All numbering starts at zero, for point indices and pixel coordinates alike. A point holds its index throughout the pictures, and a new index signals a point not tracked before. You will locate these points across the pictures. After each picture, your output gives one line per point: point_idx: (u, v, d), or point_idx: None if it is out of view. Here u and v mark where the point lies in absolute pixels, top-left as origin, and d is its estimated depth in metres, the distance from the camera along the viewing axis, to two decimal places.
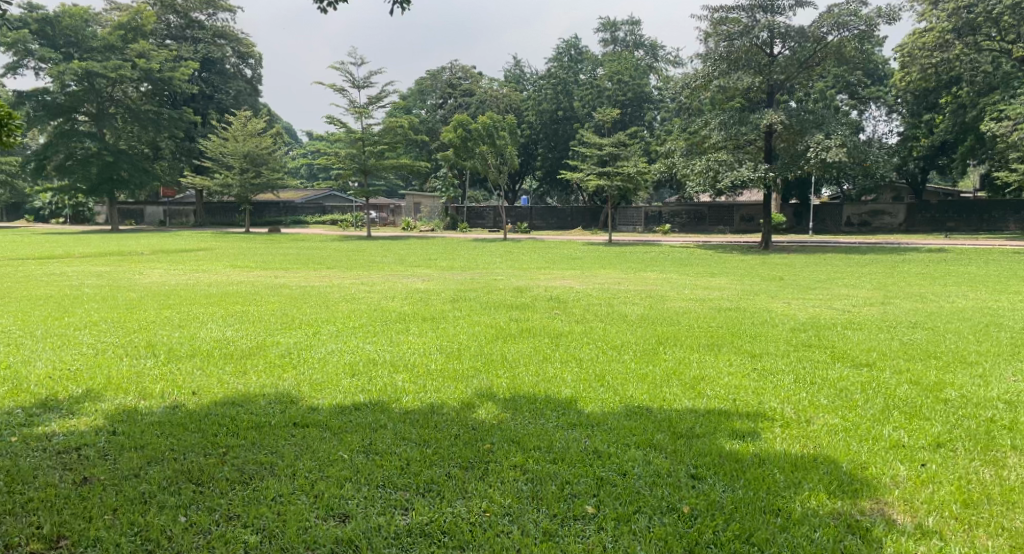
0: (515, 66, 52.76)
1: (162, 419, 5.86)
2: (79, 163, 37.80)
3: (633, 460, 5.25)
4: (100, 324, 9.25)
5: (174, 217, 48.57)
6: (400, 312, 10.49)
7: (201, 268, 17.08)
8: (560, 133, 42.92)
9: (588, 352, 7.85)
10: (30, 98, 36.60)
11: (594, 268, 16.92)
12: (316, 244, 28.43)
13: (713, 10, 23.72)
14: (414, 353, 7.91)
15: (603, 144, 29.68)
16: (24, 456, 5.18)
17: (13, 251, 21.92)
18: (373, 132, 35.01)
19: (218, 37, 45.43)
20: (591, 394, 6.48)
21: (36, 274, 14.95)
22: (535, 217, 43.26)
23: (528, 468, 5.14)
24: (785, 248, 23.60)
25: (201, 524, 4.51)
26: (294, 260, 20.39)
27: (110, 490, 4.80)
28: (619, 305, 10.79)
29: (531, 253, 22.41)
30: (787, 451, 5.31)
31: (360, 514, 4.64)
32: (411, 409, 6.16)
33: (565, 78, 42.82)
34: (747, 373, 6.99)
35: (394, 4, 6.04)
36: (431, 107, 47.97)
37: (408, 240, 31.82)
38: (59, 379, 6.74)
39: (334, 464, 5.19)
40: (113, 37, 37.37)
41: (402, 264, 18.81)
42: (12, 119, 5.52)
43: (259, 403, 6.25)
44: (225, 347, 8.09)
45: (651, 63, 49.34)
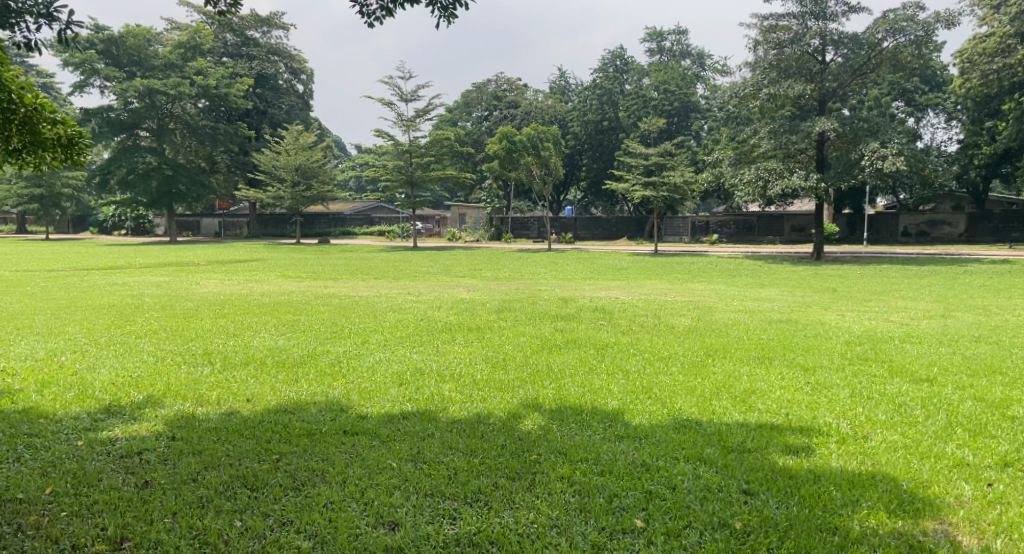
0: (560, 77, 52.89)
1: (218, 425, 6.01)
2: (140, 177, 38.81)
3: (682, 473, 5.20)
4: (160, 331, 9.58)
5: (228, 228, 49.80)
6: (446, 322, 10.58)
7: (253, 278, 17.53)
8: (605, 144, 42.57)
9: (634, 363, 7.79)
10: (96, 115, 38.00)
11: (641, 278, 16.88)
12: (364, 255, 28.98)
13: (763, 18, 23.45)
14: (459, 363, 7.97)
15: (649, 154, 29.45)
16: (91, 459, 5.36)
17: (79, 261, 22.87)
18: (420, 144, 35.30)
19: (273, 54, 46.61)
20: (638, 406, 6.44)
21: (102, 284, 15.55)
22: (579, 228, 43.10)
23: (575, 480, 5.12)
24: (838, 260, 23.09)
25: (256, 529, 4.60)
26: (343, 270, 20.75)
27: (170, 494, 4.92)
28: (665, 316, 10.70)
29: (576, 263, 22.43)
30: (844, 468, 5.20)
31: (409, 523, 4.68)
32: (458, 418, 6.21)
33: (610, 88, 42.81)
34: (799, 387, 6.87)
35: (440, 17, 6.12)
36: (477, 119, 48.37)
37: (453, 250, 32.05)
38: (122, 385, 6.95)
39: (383, 472, 5.26)
40: (173, 55, 38.61)
41: (448, 274, 19.01)
42: (83, 139, 5.82)
43: (310, 411, 6.37)
44: (277, 355, 8.28)
45: (698, 72, 49.02)
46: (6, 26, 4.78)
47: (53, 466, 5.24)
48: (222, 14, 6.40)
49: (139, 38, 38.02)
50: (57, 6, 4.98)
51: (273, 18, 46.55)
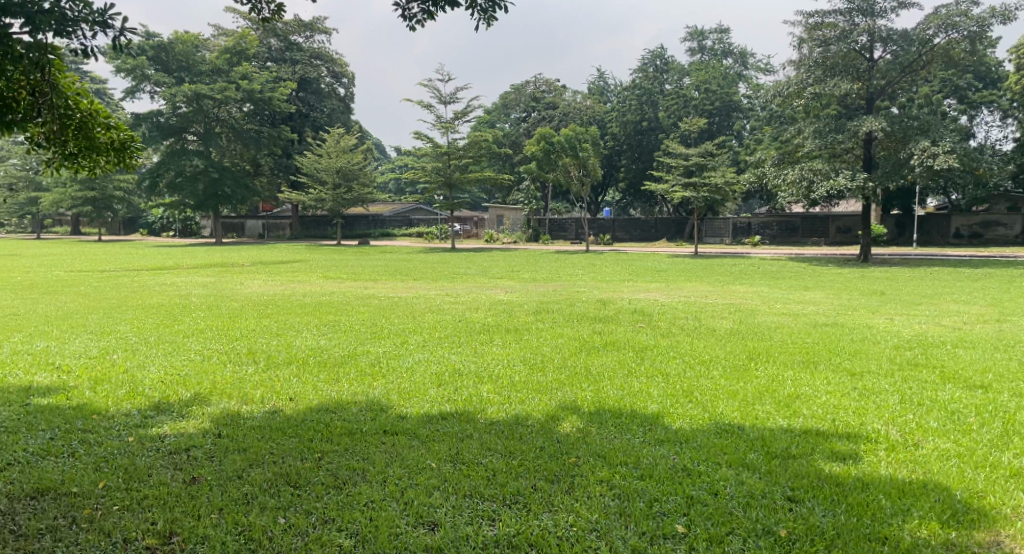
0: (599, 78, 52.71)
1: (262, 423, 6.12)
2: (188, 180, 39.67)
3: (725, 479, 5.13)
4: (206, 330, 9.79)
5: (271, 230, 50.68)
6: (484, 323, 10.60)
7: (296, 279, 17.82)
8: (644, 144, 42.28)
9: (674, 366, 7.72)
10: (145, 120, 39.47)
11: (681, 280, 16.73)
12: (403, 256, 29.23)
13: (808, 15, 23.09)
14: (498, 364, 7.98)
15: (690, 154, 29.14)
16: (141, 455, 5.49)
17: (129, 262, 23.52)
18: (458, 146, 35.43)
19: (315, 58, 47.29)
20: (679, 410, 6.38)
21: (151, 283, 15.92)
22: (617, 229, 42.89)
23: (615, 484, 5.10)
24: (885, 262, 22.60)
25: (299, 526, 4.65)
26: (383, 271, 20.96)
27: (216, 490, 5.01)
28: (706, 319, 10.58)
29: (614, 264, 22.31)
30: (892, 476, 5.09)
31: (449, 523, 4.70)
32: (496, 420, 6.22)
33: (650, 88, 42.53)
34: (846, 392, 6.74)
35: (480, 21, 6.11)
36: (515, 120, 48.56)
37: (491, 251, 32.09)
38: (171, 383, 7.11)
39: (423, 472, 5.29)
40: (220, 60, 39.39)
41: (486, 275, 19.09)
42: (135, 142, 6.01)
43: (351, 410, 6.44)
44: (318, 355, 8.38)
45: (739, 71, 48.46)
46: (63, 34, 4.90)
47: (105, 462, 5.37)
48: (266, 19, 6.49)
49: (187, 44, 38.91)
50: (113, 14, 5.09)
51: (316, 22, 47.22)
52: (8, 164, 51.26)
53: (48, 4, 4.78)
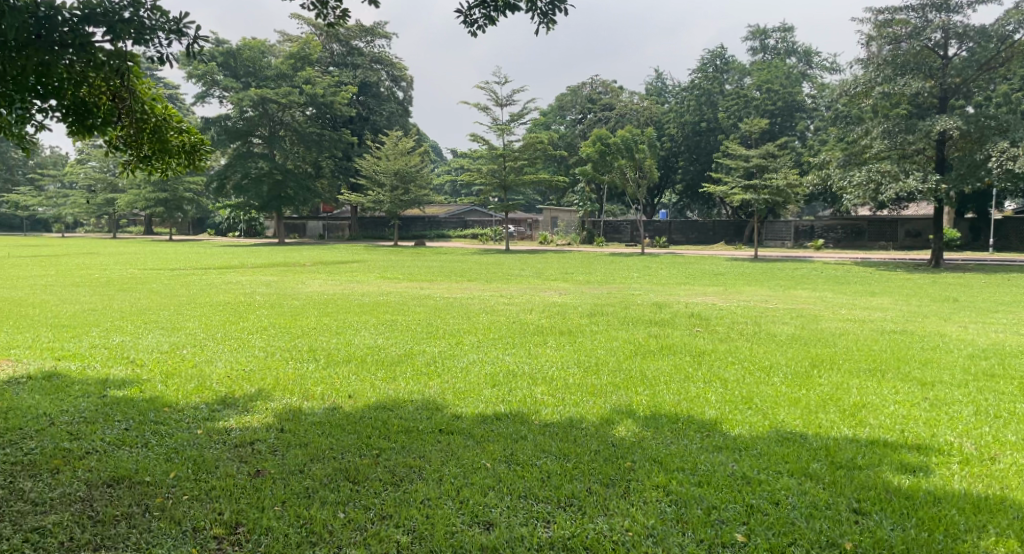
0: (657, 78, 52.26)
1: (323, 419, 6.26)
2: (253, 182, 40.75)
3: (786, 488, 5.05)
4: (269, 328, 10.05)
5: (331, 231, 51.74)
6: (538, 325, 10.64)
7: (354, 279, 18.12)
8: (702, 145, 41.77)
9: (733, 372, 7.62)
10: (214, 124, 40.48)
11: (741, 284, 16.47)
12: (459, 257, 29.43)
13: (877, 12, 22.58)
14: (552, 366, 7.99)
15: (750, 156, 28.58)
16: (209, 447, 5.69)
17: (197, 261, 24.27)
18: (514, 148, 35.53)
19: (375, 62, 48.06)
20: (737, 416, 6.30)
21: (217, 282, 16.41)
22: (674, 231, 42.46)
23: (671, 490, 5.06)
24: (956, 268, 21.82)
25: (358, 521, 4.74)
26: (439, 272, 21.14)
27: (279, 483, 5.16)
28: (766, 324, 10.42)
29: (670, 268, 22.09)
30: (966, 491, 4.94)
31: (504, 523, 4.74)
32: (551, 422, 6.24)
33: (709, 88, 41.91)
34: (916, 402, 6.55)
35: (540, 24, 6.15)
36: (571, 122, 48.62)
37: (545, 253, 32.04)
38: (236, 378, 7.34)
39: (478, 471, 5.34)
40: (285, 65, 40.35)
41: (541, 277, 19.10)
42: (205, 145, 6.18)
43: (407, 408, 6.54)
44: (375, 354, 8.51)
45: (804, 71, 47.39)
46: (141, 42, 5.12)
47: (175, 453, 5.57)
48: (332, 26, 6.64)
49: (254, 50, 40.06)
50: (187, 22, 5.28)
51: (377, 27, 48.03)
52: (86, 167, 53.54)
53: (128, 13, 4.99)
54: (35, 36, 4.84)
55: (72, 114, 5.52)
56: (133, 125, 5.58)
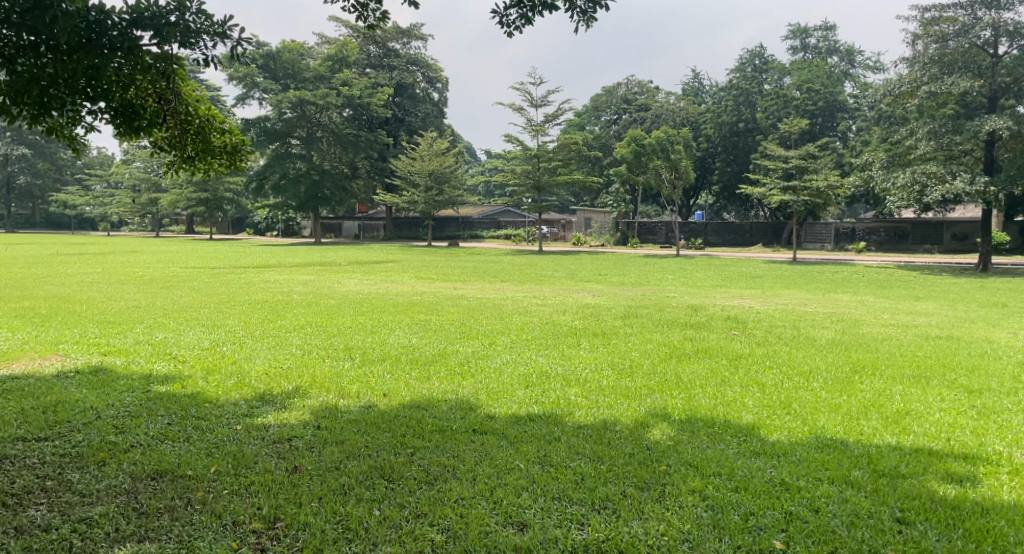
0: (694, 78, 51.80)
1: (358, 417, 6.32)
2: (291, 182, 41.29)
3: (827, 495, 4.97)
4: (306, 326, 10.17)
5: (366, 231, 52.21)
6: (571, 327, 10.60)
7: (389, 278, 18.25)
8: (740, 146, 41.30)
9: (771, 377, 7.51)
10: (254, 125, 41.06)
11: (778, 287, 16.26)
12: (492, 257, 29.47)
13: (923, 9, 22.18)
14: (585, 368, 7.96)
15: (790, 157, 28.15)
16: (248, 443, 5.77)
17: (236, 260, 24.66)
18: (549, 149, 35.49)
19: (411, 63, 48.37)
20: (776, 421, 6.22)
21: (255, 281, 16.65)
22: (710, 233, 41.96)
23: (707, 495, 5.02)
24: (1005, 273, 21.26)
25: (393, 518, 4.77)
26: (473, 272, 21.20)
27: (316, 479, 5.22)
28: (805, 328, 10.26)
29: (706, 270, 21.87)
30: (1016, 503, 4.82)
31: (538, 524, 4.74)
32: (584, 424, 6.22)
33: (747, 88, 41.40)
34: (962, 410, 6.41)
35: (577, 22, 6.15)
36: (606, 123, 48.46)
37: (577, 254, 31.95)
38: (274, 376, 7.45)
39: (512, 472, 5.35)
40: (323, 67, 40.79)
41: (574, 278, 19.07)
42: (246, 146, 6.30)
43: (441, 408, 6.58)
44: (410, 353, 8.57)
45: (846, 70, 46.59)
46: (186, 46, 5.22)
47: (215, 448, 5.67)
48: (370, 27, 6.70)
49: (293, 52, 40.67)
50: (231, 25, 5.37)
51: (414, 29, 48.34)
52: (130, 167, 54.69)
53: (174, 17, 5.10)
54: (86, 39, 5.03)
55: (119, 116, 5.64)
56: (176, 126, 5.70)
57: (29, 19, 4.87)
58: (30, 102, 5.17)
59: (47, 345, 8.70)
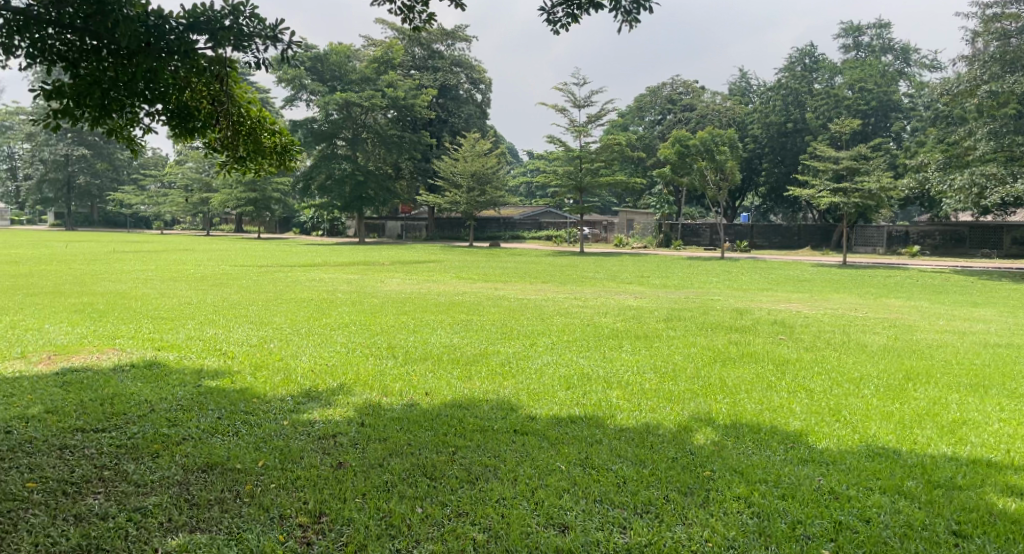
0: (741, 78, 51.10)
1: (401, 415, 6.37)
2: (336, 183, 41.84)
3: (878, 506, 4.86)
4: (351, 325, 10.28)
5: (409, 231, 52.67)
6: (613, 329, 10.54)
7: (431, 278, 18.35)
8: (789, 147, 40.61)
9: (820, 383, 7.37)
10: (302, 127, 42.30)
11: (827, 291, 15.93)
12: (534, 258, 29.43)
13: (984, 6, 21.58)
14: (627, 371, 7.90)
15: (840, 158, 27.58)
16: (295, 438, 5.86)
17: (284, 258, 25.09)
18: (591, 150, 35.36)
19: (455, 65, 48.64)
20: (824, 428, 6.10)
21: (301, 279, 16.91)
22: (756, 236, 41.31)
23: (753, 501, 4.94)
24: None
25: (435, 516, 4.79)
26: (515, 272, 21.20)
27: (360, 475, 5.27)
28: (855, 333, 10.02)
29: (752, 273, 21.54)
30: None
31: (580, 526, 4.71)
32: (626, 427, 6.17)
33: (796, 88, 40.68)
34: (1022, 422, 6.19)
35: (622, 22, 6.09)
36: (649, 124, 48.23)
37: (620, 256, 31.74)
38: (320, 372, 7.55)
39: (553, 474, 5.33)
40: (369, 70, 41.33)
41: (616, 280, 18.97)
42: (295, 147, 6.40)
43: (483, 407, 6.59)
44: (451, 353, 8.62)
45: (901, 69, 45.53)
46: (240, 49, 5.32)
47: (263, 442, 5.77)
48: (417, 30, 6.75)
49: (341, 55, 41.08)
50: (283, 28, 5.44)
51: (458, 30, 48.58)
52: (183, 168, 56.03)
53: (229, 21, 5.20)
54: (145, 42, 5.10)
55: (175, 118, 5.76)
56: (230, 128, 5.80)
57: (92, 24, 5.06)
58: (92, 105, 5.36)
59: (104, 339, 8.94)
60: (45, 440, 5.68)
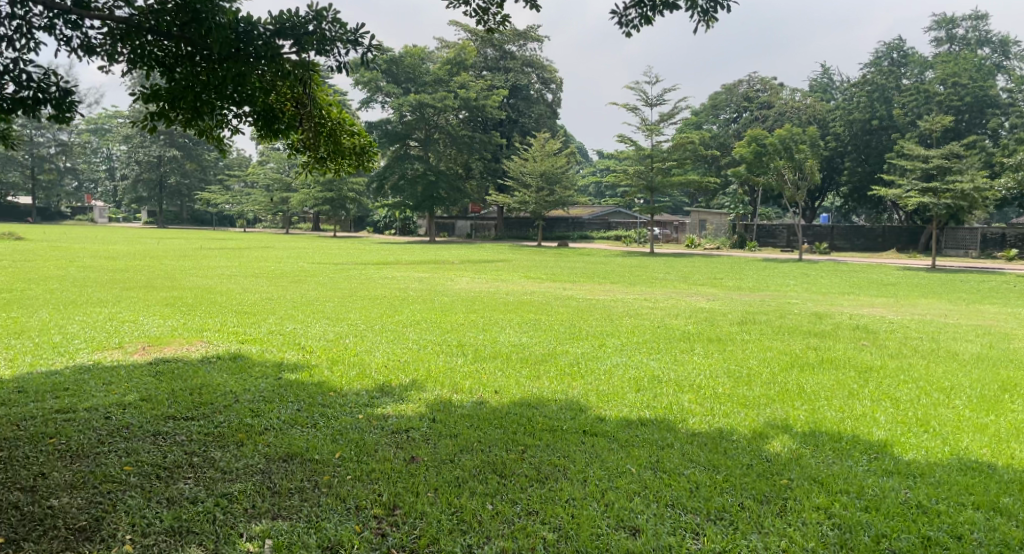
0: (824, 74, 49.57)
1: (471, 412, 6.38)
2: (408, 183, 42.52)
3: (971, 523, 4.61)
4: (422, 322, 10.38)
5: (478, 230, 53.05)
6: (685, 330, 10.35)
7: (500, 277, 18.39)
8: (873, 145, 39.10)
9: (907, 392, 7.04)
10: (376, 128, 42.90)
11: (913, 296, 15.30)
12: (604, 258, 29.21)
13: None
14: (700, 374, 7.73)
15: (931, 156, 26.38)
16: (369, 431, 5.94)
17: (358, 256, 25.61)
18: (663, 149, 34.86)
19: (527, 65, 48.82)
20: (911, 439, 5.82)
21: (374, 276, 17.26)
22: (837, 237, 39.99)
23: (834, 513, 4.75)
24: None
25: (505, 514, 4.77)
26: (585, 273, 21.09)
27: (432, 470, 5.30)
28: (945, 341, 9.55)
29: (833, 276, 20.89)
30: None
31: (651, 530, 4.61)
32: (699, 432, 6.04)
33: (883, 84, 39.36)
34: None
35: (698, 23, 5.95)
36: (724, 122, 47.73)
37: (692, 258, 31.27)
38: (392, 368, 7.65)
39: (623, 476, 5.25)
40: (442, 71, 41.91)
41: (688, 281, 18.70)
42: (373, 148, 6.52)
43: (552, 407, 6.54)
44: (521, 351, 8.62)
45: (998, 62, 43.40)
46: (323, 53, 5.43)
47: (339, 435, 5.87)
48: (490, 32, 6.75)
49: (415, 57, 41.80)
50: (363, 33, 5.52)
51: (530, 31, 48.63)
52: (265, 169, 57.77)
53: (312, 26, 5.30)
54: (235, 49, 5.22)
55: (261, 120, 5.92)
56: (311, 130, 5.93)
57: (187, 32, 5.24)
58: (186, 108, 5.62)
59: (193, 331, 9.31)
60: (139, 426, 5.91)
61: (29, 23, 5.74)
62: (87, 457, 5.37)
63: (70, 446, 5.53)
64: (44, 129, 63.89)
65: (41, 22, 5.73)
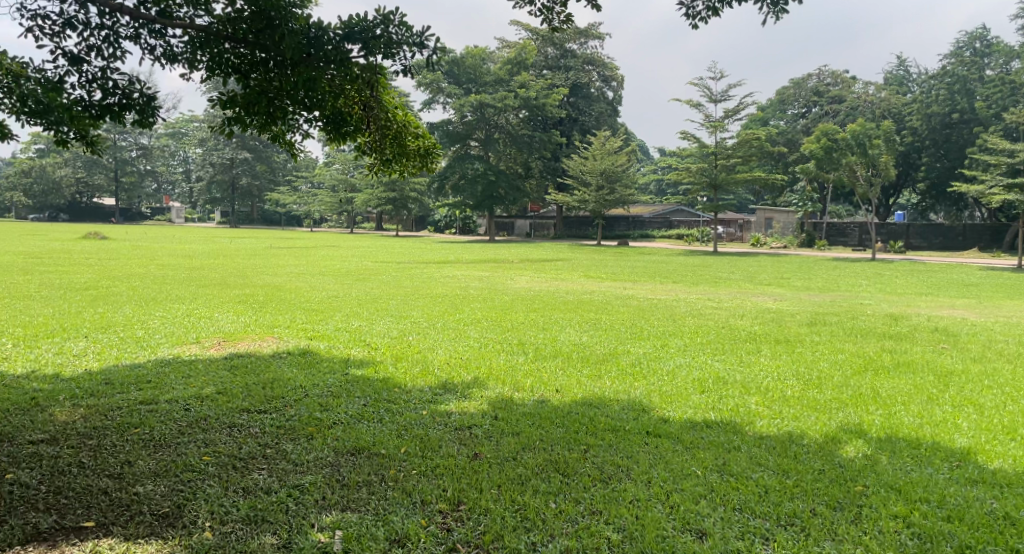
0: (899, 65, 47.85)
1: (533, 411, 6.34)
2: (469, 182, 42.82)
3: None
4: (483, 321, 10.38)
5: (538, 229, 52.96)
6: (751, 331, 10.09)
7: (560, 276, 18.25)
8: (953, 140, 37.79)
9: (990, 398, 6.70)
10: (438, 129, 43.37)
11: (998, 297, 14.57)
12: (666, 258, 28.76)
13: None
14: (767, 376, 7.52)
15: (1017, 150, 25.03)
16: (432, 427, 5.97)
17: (421, 255, 25.80)
18: (727, 146, 34.15)
19: (588, 63, 48.67)
20: (995, 448, 5.54)
21: (436, 275, 17.35)
22: (912, 236, 38.47)
23: (913, 522, 4.55)
24: None
25: (570, 513, 4.72)
26: (648, 272, 20.79)
27: (495, 467, 5.28)
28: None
29: (911, 276, 20.03)
30: None
31: (718, 534, 4.50)
32: (767, 435, 5.87)
33: (965, 75, 37.56)
34: None
35: (768, 12, 5.79)
36: (793, 117, 46.44)
37: (757, 256, 30.51)
38: (455, 365, 7.68)
39: (689, 478, 5.14)
40: (502, 71, 42.02)
41: (754, 281, 18.22)
42: (437, 150, 6.55)
43: (614, 407, 6.46)
44: (582, 351, 8.55)
45: None
46: (389, 56, 5.47)
47: (405, 430, 5.91)
48: (553, 29, 6.71)
49: (476, 57, 41.93)
50: (429, 35, 5.54)
51: (592, 28, 48.30)
52: (331, 169, 58.90)
53: (380, 30, 5.35)
54: (306, 53, 5.29)
55: (330, 124, 6.00)
56: (378, 132, 5.99)
57: (261, 38, 5.35)
58: (260, 112, 5.73)
59: (264, 328, 9.53)
60: (216, 418, 6.07)
61: (116, 33, 5.96)
62: (169, 447, 5.54)
63: (153, 436, 5.71)
64: (125, 132, 66.54)
65: (127, 32, 5.94)
